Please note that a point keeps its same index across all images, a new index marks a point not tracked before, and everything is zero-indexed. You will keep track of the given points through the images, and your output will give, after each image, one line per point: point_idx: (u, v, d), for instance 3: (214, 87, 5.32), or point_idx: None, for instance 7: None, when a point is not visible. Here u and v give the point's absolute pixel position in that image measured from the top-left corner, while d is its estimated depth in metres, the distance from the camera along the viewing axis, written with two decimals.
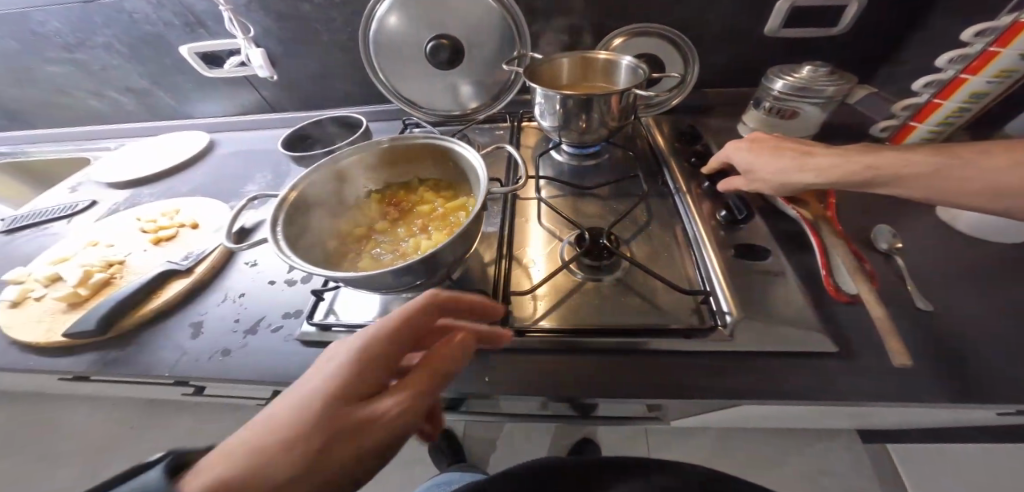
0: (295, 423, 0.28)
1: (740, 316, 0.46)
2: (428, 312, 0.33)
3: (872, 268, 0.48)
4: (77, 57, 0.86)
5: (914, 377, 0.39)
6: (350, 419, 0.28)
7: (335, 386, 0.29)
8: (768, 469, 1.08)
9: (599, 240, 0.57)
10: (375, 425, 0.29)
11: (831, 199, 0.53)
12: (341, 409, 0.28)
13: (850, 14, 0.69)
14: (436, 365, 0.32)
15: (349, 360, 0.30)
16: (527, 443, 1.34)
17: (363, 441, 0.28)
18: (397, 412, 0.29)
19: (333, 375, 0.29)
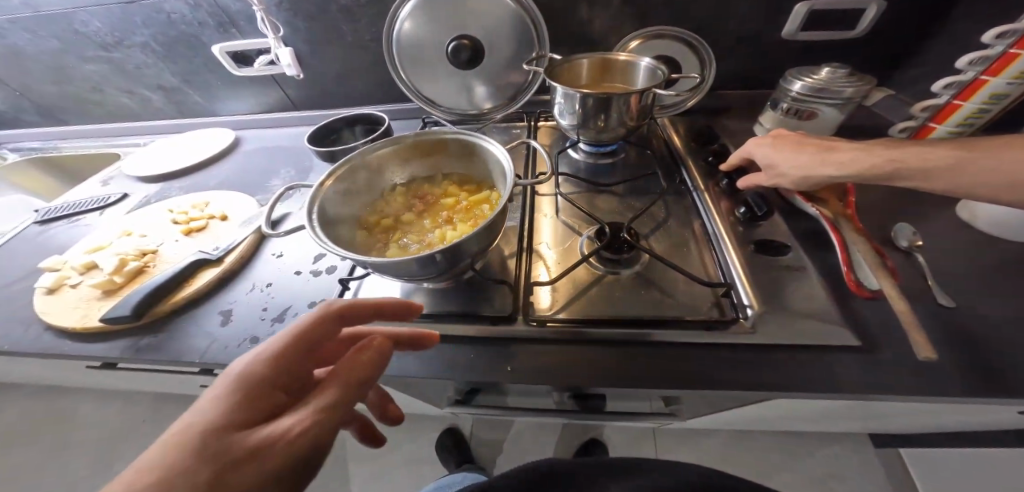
0: (178, 460, 0.26)
1: (761, 310, 0.47)
2: (324, 324, 0.34)
3: (893, 265, 0.49)
4: (114, 56, 0.90)
5: (939, 371, 0.40)
6: (240, 445, 0.27)
7: (220, 414, 0.28)
8: (774, 471, 1.17)
9: (619, 235, 0.58)
10: (272, 446, 0.27)
11: (850, 197, 0.54)
12: (230, 438, 0.27)
13: (869, 16, 0.70)
14: (344, 376, 0.31)
15: (233, 387, 0.29)
16: (533, 443, 1.34)
17: (260, 466, 0.26)
18: (300, 429, 0.28)
19: (219, 402, 0.28)
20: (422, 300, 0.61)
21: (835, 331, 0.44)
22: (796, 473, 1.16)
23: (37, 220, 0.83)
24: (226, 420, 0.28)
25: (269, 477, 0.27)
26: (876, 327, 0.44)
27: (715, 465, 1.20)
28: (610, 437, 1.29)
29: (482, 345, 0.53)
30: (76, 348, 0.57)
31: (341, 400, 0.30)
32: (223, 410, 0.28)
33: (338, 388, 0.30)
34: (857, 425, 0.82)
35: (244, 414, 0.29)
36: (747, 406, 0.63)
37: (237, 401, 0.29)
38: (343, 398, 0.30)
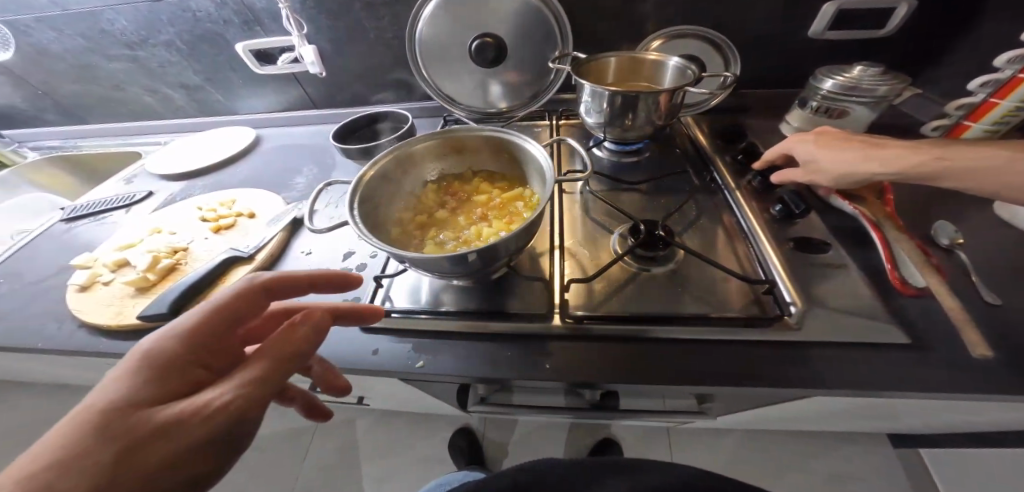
0: (87, 434, 0.27)
1: (806, 307, 0.47)
2: (242, 300, 0.35)
3: (939, 263, 0.49)
4: (139, 55, 0.90)
5: (993, 369, 0.40)
6: (153, 420, 0.28)
7: (131, 393, 0.29)
8: (791, 471, 1.16)
9: (655, 231, 0.57)
10: (189, 419, 0.28)
11: (889, 195, 0.55)
12: (144, 412, 0.28)
13: (900, 14, 0.69)
14: (271, 351, 0.32)
15: (143, 364, 0.30)
16: (544, 443, 1.34)
17: (177, 436, 0.28)
18: (225, 400, 0.29)
19: (130, 382, 0.30)
20: (453, 297, 0.60)
21: (883, 327, 0.44)
22: (812, 474, 1.15)
23: (63, 218, 0.83)
24: (138, 398, 0.29)
25: (190, 445, 0.28)
26: (923, 324, 0.44)
27: (729, 465, 1.20)
28: (623, 437, 1.29)
29: (520, 342, 0.53)
30: (112, 346, 0.57)
31: (267, 373, 0.31)
32: (135, 389, 0.29)
33: (262, 362, 0.31)
34: (880, 425, 0.81)
35: (158, 392, 0.30)
36: (777, 405, 0.63)
37: (150, 381, 0.30)
38: (265, 371, 0.31)
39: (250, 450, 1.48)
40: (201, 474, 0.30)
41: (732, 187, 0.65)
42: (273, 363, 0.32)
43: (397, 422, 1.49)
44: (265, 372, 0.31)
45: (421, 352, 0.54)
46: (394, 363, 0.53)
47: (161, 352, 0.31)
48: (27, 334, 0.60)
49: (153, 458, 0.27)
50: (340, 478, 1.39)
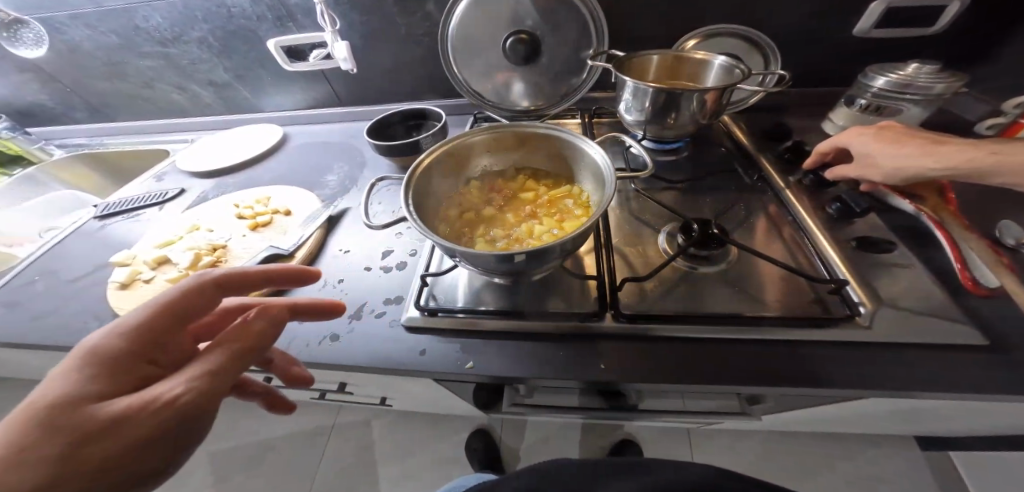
0: (29, 432, 0.26)
1: (875, 308, 0.46)
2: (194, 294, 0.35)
3: (1009, 260, 0.48)
4: (171, 52, 0.90)
5: None
6: (98, 416, 0.27)
7: (73, 390, 0.28)
8: (816, 473, 1.15)
9: (709, 229, 0.56)
10: (136, 413, 0.28)
11: (950, 193, 0.54)
12: (89, 409, 0.28)
13: (951, 13, 0.68)
14: (225, 345, 0.31)
15: (86, 361, 0.30)
16: (561, 443, 1.33)
17: (124, 431, 0.27)
18: (177, 394, 0.29)
19: (74, 379, 0.29)
20: (498, 297, 0.59)
21: (957, 328, 0.44)
22: (836, 476, 1.14)
23: (96, 215, 0.83)
24: (82, 394, 0.28)
25: (138, 440, 0.27)
26: (996, 327, 0.44)
27: (752, 466, 1.19)
28: (644, 438, 1.28)
29: (574, 342, 0.52)
30: None
31: (221, 367, 0.30)
32: (80, 386, 0.29)
33: (216, 354, 0.31)
34: (917, 428, 0.80)
35: (104, 388, 0.29)
36: (822, 406, 0.62)
37: (95, 377, 0.29)
38: (219, 364, 0.30)
39: (268, 449, 1.47)
40: (154, 469, 0.29)
41: (782, 187, 0.64)
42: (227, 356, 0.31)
43: (413, 421, 1.49)
44: (218, 364, 0.30)
45: (470, 352, 0.53)
46: (444, 363, 0.52)
47: (106, 350, 0.30)
48: (70, 332, 0.60)
49: (103, 454, 0.27)
50: (359, 477, 1.39)
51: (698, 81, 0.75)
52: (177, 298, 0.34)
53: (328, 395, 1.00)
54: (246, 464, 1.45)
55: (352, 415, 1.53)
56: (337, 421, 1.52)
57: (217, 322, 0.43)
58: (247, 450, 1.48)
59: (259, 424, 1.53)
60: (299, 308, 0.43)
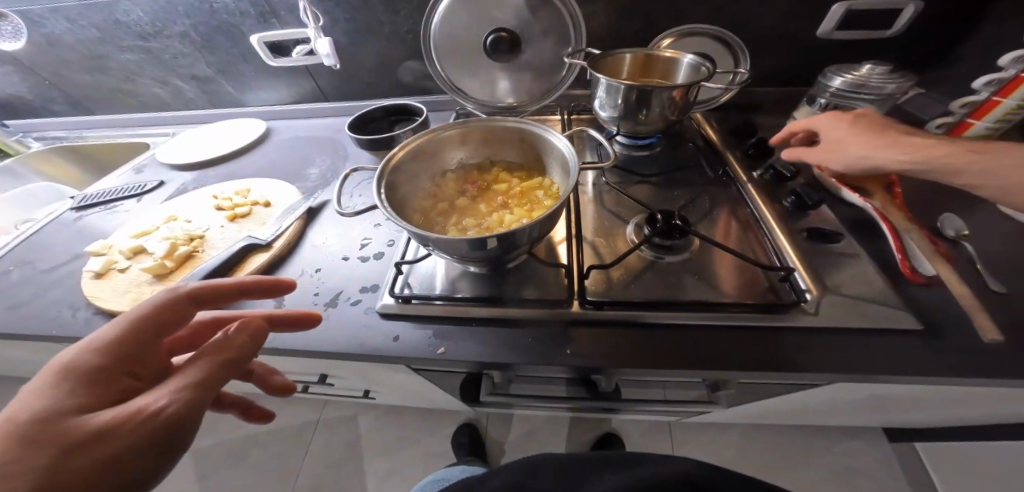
0: (13, 446, 0.27)
1: (823, 294, 0.49)
2: (172, 307, 0.36)
3: (946, 251, 0.52)
4: (153, 46, 0.90)
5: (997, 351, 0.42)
6: (83, 428, 0.28)
7: (54, 404, 0.29)
8: (791, 465, 1.18)
9: (672, 220, 0.58)
10: (123, 425, 0.28)
11: (896, 189, 0.57)
12: (72, 421, 0.29)
13: (906, 17, 0.71)
14: (208, 356, 0.32)
15: (65, 377, 0.31)
16: (545, 438, 1.35)
17: (109, 443, 0.28)
18: (162, 405, 0.29)
19: (55, 394, 0.30)
20: (471, 285, 0.61)
21: (901, 314, 0.46)
22: (809, 469, 1.17)
23: (74, 207, 0.83)
24: (65, 408, 0.29)
25: (124, 452, 0.28)
26: (933, 311, 0.47)
27: (729, 458, 1.22)
28: (625, 432, 1.30)
29: (541, 328, 0.54)
30: None
31: (205, 377, 0.31)
32: (61, 400, 0.30)
33: (199, 366, 0.31)
34: (880, 418, 0.84)
35: (86, 402, 0.30)
36: (785, 393, 0.65)
37: (77, 392, 0.30)
38: (203, 374, 0.31)
39: (253, 445, 1.47)
40: (141, 480, 0.29)
41: (744, 182, 0.66)
42: (211, 367, 0.32)
43: (400, 417, 1.50)
44: (205, 375, 0.31)
45: (442, 339, 0.54)
46: (416, 349, 0.54)
47: (88, 363, 0.31)
48: (43, 321, 0.60)
49: (87, 465, 0.27)
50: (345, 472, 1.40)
51: (672, 79, 0.77)
52: (152, 313, 0.35)
53: (311, 388, 1.00)
54: (230, 459, 1.44)
55: (339, 410, 1.53)
56: (322, 417, 1.52)
57: (188, 339, 0.44)
58: (231, 446, 1.47)
59: (242, 420, 1.52)
60: (277, 320, 0.45)
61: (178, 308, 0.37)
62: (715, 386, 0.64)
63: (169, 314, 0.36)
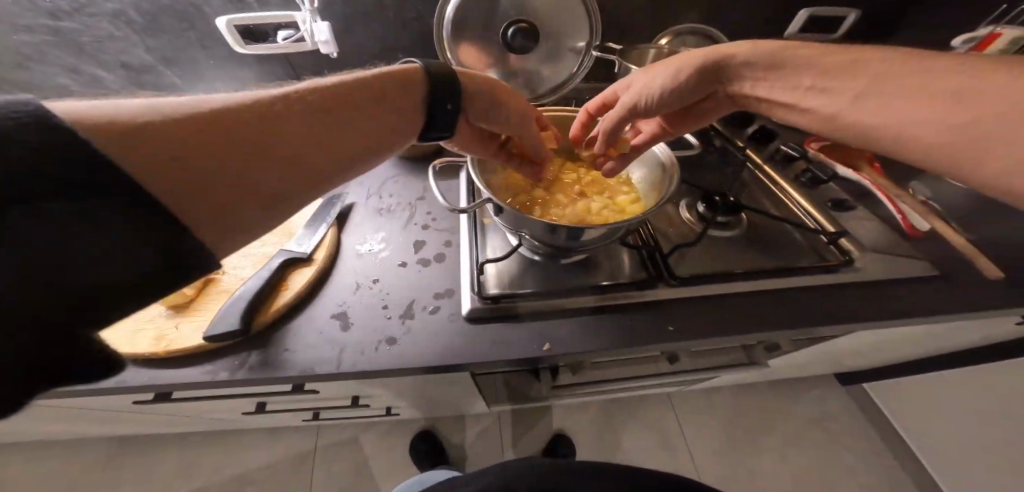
0: (341, 92, 0.37)
1: (863, 252, 0.61)
2: (336, 155, 0.35)
3: (911, 206, 0.68)
4: (66, 26, 0.70)
5: (994, 294, 0.57)
6: (351, 85, 0.38)
7: (355, 84, 0.38)
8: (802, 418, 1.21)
9: (713, 198, 0.66)
10: (362, 88, 0.39)
11: (869, 161, 0.76)
12: (363, 95, 0.38)
13: (846, 23, 0.88)
14: (388, 110, 0.40)
15: (347, 104, 0.37)
16: (568, 417, 1.17)
17: (339, 97, 0.36)
18: (387, 88, 0.41)
19: (391, 105, 0.41)
20: (542, 279, 0.60)
21: (912, 268, 0.59)
22: (805, 413, 1.19)
23: None
24: (362, 92, 0.39)
25: (346, 93, 0.37)
26: (939, 261, 0.61)
27: (734, 422, 1.18)
28: (650, 407, 1.19)
29: (634, 311, 0.56)
30: (163, 376, 0.46)
31: (407, 107, 0.42)
32: (384, 107, 0.40)
33: (387, 100, 0.41)
34: (862, 364, 0.97)
35: (358, 106, 0.38)
36: (830, 343, 0.71)
37: (385, 108, 0.40)
38: (403, 107, 0.42)
39: None
40: (325, 119, 0.34)
41: (757, 166, 0.77)
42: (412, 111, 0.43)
43: (410, 429, 1.15)
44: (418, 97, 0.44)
45: (544, 335, 0.53)
46: (520, 349, 0.52)
47: (353, 122, 0.37)
48: None
49: (309, 98, 0.34)
50: None
51: None
52: (353, 143, 0.36)
53: (323, 414, 0.81)
54: None
55: (337, 433, 1.14)
56: (321, 442, 1.13)
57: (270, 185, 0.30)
58: None
59: None
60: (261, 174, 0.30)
61: (343, 150, 0.35)
62: (763, 349, 0.69)
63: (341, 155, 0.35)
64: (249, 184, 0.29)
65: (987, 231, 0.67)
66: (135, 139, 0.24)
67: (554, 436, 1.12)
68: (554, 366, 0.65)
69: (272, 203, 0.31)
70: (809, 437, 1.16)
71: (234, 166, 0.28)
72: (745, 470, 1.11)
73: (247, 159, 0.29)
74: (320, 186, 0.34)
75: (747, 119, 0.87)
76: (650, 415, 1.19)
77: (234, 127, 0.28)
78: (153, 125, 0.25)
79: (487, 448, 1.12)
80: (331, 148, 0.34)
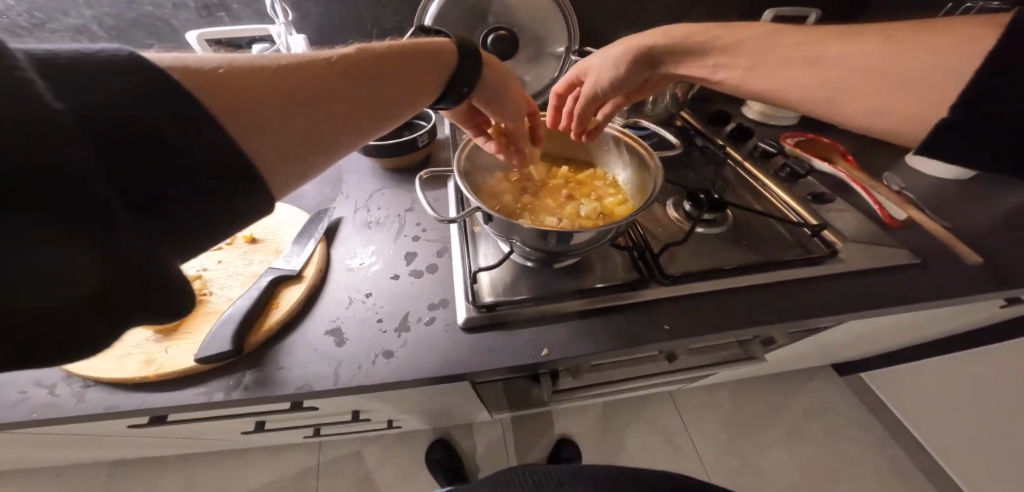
0: (361, 59, 0.36)
1: (846, 245, 0.63)
2: (349, 125, 0.35)
3: (886, 195, 0.70)
4: (26, 42, 0.74)
5: (971, 277, 0.59)
6: (373, 52, 0.38)
7: (376, 52, 0.38)
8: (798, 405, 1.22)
9: (698, 195, 0.67)
10: (383, 57, 0.38)
11: (843, 154, 0.79)
12: (382, 65, 0.38)
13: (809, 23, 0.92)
14: (404, 82, 0.40)
15: (366, 72, 0.36)
16: (572, 419, 1.17)
17: (359, 64, 0.36)
18: (406, 60, 0.41)
19: (407, 79, 0.41)
20: (534, 285, 0.60)
21: (892, 255, 0.61)
22: (800, 400, 1.22)
23: None
24: (383, 60, 0.38)
25: (367, 60, 0.37)
26: (916, 247, 0.63)
27: (734, 414, 1.19)
28: (652, 405, 1.21)
29: (628, 312, 0.57)
30: (153, 400, 0.44)
31: (421, 82, 0.42)
32: (400, 81, 0.40)
33: (403, 71, 0.40)
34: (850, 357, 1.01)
35: (377, 76, 0.37)
36: (823, 333, 0.73)
37: (400, 82, 0.40)
38: (417, 78, 0.42)
39: None
40: (346, 88, 0.34)
41: (738, 163, 0.79)
42: (427, 83, 0.43)
43: (415, 442, 1.13)
44: (433, 68, 0.43)
45: (542, 340, 0.53)
46: (518, 356, 0.52)
47: (370, 93, 0.36)
48: None
49: (331, 62, 0.34)
50: None
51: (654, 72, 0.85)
52: (366, 116, 0.36)
53: (324, 431, 0.79)
54: None
55: (339, 448, 1.12)
56: (323, 458, 1.10)
57: (284, 151, 0.30)
58: None
59: None
60: (276, 138, 0.29)
61: (355, 122, 0.35)
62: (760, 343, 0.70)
63: (354, 127, 0.35)
64: (264, 147, 0.28)
65: (959, 217, 0.69)
66: (219, 85, 0.27)
67: (560, 440, 1.12)
68: (555, 371, 0.65)
69: (285, 173, 0.30)
70: (804, 422, 1.19)
71: (251, 128, 0.28)
72: (747, 460, 1.12)
73: (269, 125, 0.29)
74: (326, 155, 0.34)
75: (725, 118, 0.89)
76: (652, 411, 1.20)
77: (252, 89, 0.28)
78: (225, 76, 0.27)
79: (494, 455, 1.12)
80: (344, 117, 0.34)
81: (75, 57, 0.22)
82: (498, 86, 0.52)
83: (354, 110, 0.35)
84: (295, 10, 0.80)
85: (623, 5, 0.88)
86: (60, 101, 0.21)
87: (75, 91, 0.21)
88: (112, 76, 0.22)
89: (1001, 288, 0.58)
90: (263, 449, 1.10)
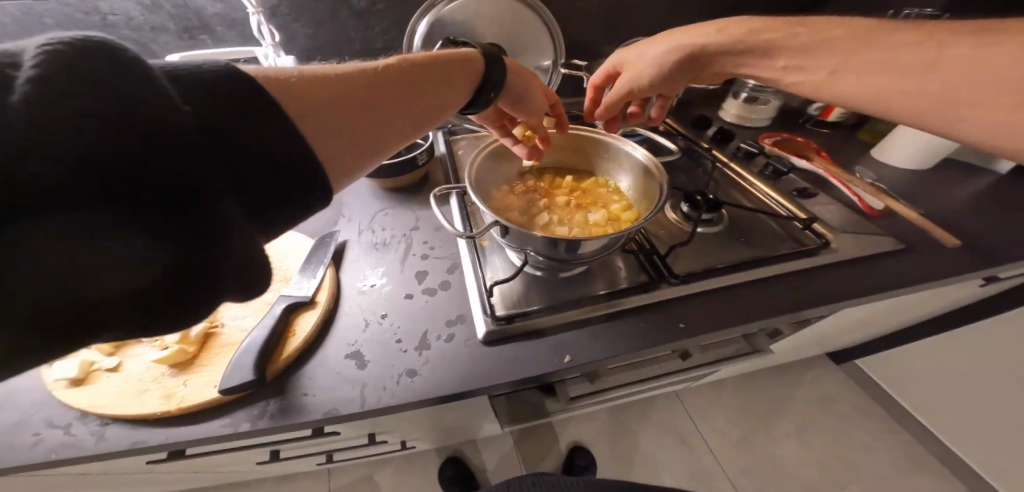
0: (404, 66, 0.38)
1: (836, 235, 0.66)
2: (398, 125, 0.36)
3: (863, 186, 0.75)
4: None
5: (950, 258, 0.63)
6: (416, 59, 0.40)
7: (418, 59, 0.40)
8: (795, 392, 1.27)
9: (695, 197, 0.70)
10: (425, 64, 0.40)
11: (819, 150, 0.84)
12: (424, 69, 0.40)
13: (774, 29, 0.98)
14: (445, 87, 0.42)
15: (409, 76, 0.38)
16: (582, 425, 1.17)
17: (402, 69, 0.38)
18: (445, 67, 0.43)
19: (448, 86, 0.43)
20: (547, 294, 0.61)
21: (878, 242, 0.65)
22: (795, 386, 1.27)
23: None
24: (424, 67, 0.40)
25: (410, 65, 0.39)
26: (898, 234, 0.67)
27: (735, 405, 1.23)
28: (657, 404, 1.23)
29: (642, 313, 0.58)
30: (176, 434, 0.43)
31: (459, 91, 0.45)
32: (442, 86, 0.42)
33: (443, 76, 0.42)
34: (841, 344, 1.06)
35: (418, 80, 0.39)
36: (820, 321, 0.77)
37: (441, 87, 0.42)
38: (455, 83, 0.44)
39: None
40: (393, 89, 0.36)
41: (725, 164, 0.83)
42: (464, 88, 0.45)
43: (425, 462, 1.11)
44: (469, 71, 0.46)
45: (563, 348, 0.54)
46: (540, 365, 0.52)
47: (415, 95, 0.38)
48: (6, 452, 0.41)
49: (378, 68, 0.36)
50: None
51: None
52: (413, 116, 0.38)
53: (336, 456, 0.77)
54: None
55: (346, 474, 1.08)
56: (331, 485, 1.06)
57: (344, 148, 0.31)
58: None
59: None
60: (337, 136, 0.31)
61: (403, 122, 0.37)
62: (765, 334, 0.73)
63: (402, 127, 0.37)
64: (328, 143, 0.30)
65: (931, 203, 0.75)
66: (284, 90, 0.29)
67: (573, 448, 1.12)
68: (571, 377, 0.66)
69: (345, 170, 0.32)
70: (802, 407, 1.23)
71: (318, 126, 0.30)
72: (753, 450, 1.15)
73: (333, 121, 0.31)
74: (380, 154, 0.35)
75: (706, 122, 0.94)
76: (659, 410, 1.22)
77: (315, 90, 0.30)
78: (296, 82, 0.30)
79: (508, 469, 1.10)
80: (393, 118, 0.36)
81: (187, 69, 0.25)
82: (522, 92, 0.55)
83: (398, 113, 0.36)
84: (282, 32, 0.80)
85: (603, 18, 0.92)
86: (187, 105, 0.24)
87: (194, 97, 0.24)
88: (209, 88, 0.25)
89: (977, 267, 0.63)
90: (266, 482, 1.06)
